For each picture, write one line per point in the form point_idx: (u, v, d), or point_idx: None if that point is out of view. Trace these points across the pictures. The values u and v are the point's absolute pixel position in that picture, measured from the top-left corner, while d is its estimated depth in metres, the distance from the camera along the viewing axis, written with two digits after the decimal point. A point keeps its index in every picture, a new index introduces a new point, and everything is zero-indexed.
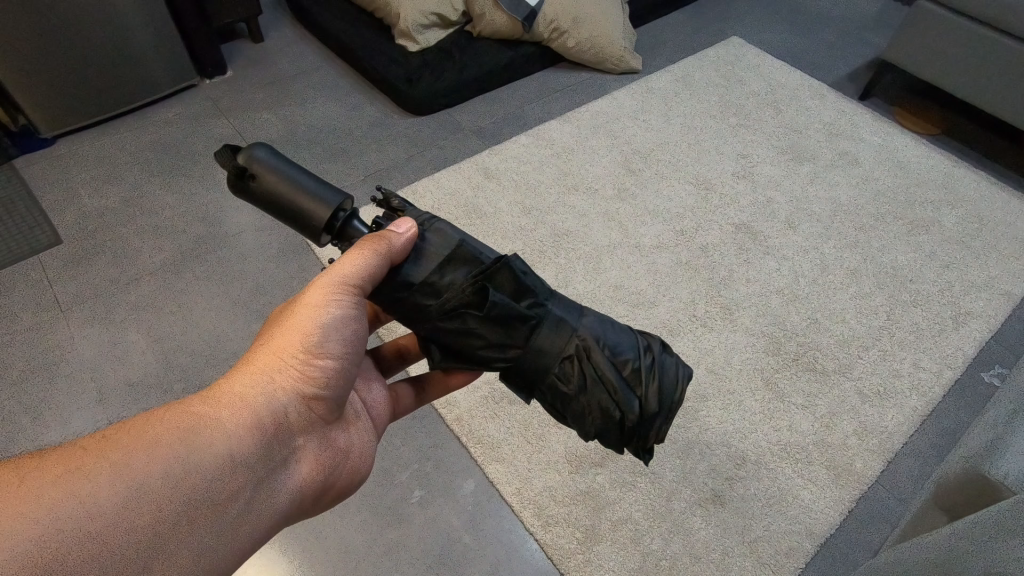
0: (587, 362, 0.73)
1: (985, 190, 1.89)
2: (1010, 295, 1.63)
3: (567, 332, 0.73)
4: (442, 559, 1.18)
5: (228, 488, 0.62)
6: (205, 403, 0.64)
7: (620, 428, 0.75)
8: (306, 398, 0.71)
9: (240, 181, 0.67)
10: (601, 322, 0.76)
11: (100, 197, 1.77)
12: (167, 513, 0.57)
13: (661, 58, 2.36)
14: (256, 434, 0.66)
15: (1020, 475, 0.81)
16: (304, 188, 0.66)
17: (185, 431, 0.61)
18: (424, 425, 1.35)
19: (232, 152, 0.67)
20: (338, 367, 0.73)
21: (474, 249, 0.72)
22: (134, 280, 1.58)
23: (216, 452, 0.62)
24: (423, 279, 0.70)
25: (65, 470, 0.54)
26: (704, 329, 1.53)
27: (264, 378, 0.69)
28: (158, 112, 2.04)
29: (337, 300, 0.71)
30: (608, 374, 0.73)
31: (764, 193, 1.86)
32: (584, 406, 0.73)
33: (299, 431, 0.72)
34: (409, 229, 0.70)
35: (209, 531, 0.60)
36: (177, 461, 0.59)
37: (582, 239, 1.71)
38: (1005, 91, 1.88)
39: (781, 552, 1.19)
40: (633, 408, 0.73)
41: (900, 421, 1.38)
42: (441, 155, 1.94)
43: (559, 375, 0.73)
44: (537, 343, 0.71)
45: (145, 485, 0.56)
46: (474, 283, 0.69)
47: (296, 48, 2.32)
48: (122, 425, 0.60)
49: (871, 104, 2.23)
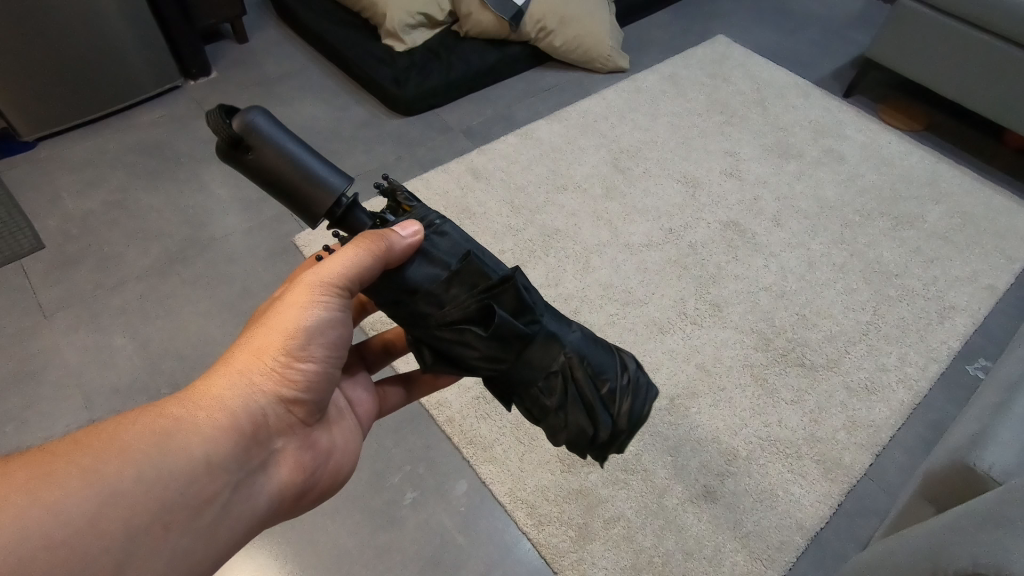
0: (572, 380, 0.72)
1: (968, 186, 1.92)
2: (993, 289, 1.65)
3: (558, 348, 0.73)
4: (434, 561, 1.18)
5: (205, 491, 0.62)
6: (182, 405, 0.63)
7: (591, 446, 0.75)
8: (284, 400, 0.71)
9: (233, 150, 0.62)
10: (588, 341, 0.76)
11: (84, 200, 1.74)
12: (140, 518, 0.56)
13: (648, 57, 2.37)
14: (233, 436, 0.65)
15: (1006, 466, 0.82)
16: (307, 169, 0.63)
17: (160, 435, 0.60)
18: (416, 427, 1.35)
19: (224, 112, 0.61)
20: (320, 369, 0.73)
21: (481, 263, 0.71)
22: (119, 285, 1.56)
23: (193, 456, 0.61)
24: (426, 286, 0.69)
25: (33, 476, 0.53)
26: (694, 326, 1.54)
27: (242, 379, 0.68)
28: (142, 114, 2.01)
29: (323, 302, 0.71)
30: (590, 395, 0.72)
31: (751, 191, 1.88)
32: (562, 422, 0.73)
33: (278, 433, 0.72)
34: (414, 234, 0.68)
35: (185, 534, 0.60)
36: (151, 465, 0.58)
37: (572, 238, 1.71)
38: (986, 87, 1.91)
39: (772, 546, 1.20)
40: (607, 429, 0.73)
41: (887, 415, 1.40)
42: (430, 155, 1.94)
43: (543, 389, 0.72)
44: (527, 356, 0.71)
45: (117, 490, 0.56)
46: (479, 300, 0.69)
47: (282, 48, 2.30)
48: (92, 429, 0.59)
49: (856, 101, 2.25)
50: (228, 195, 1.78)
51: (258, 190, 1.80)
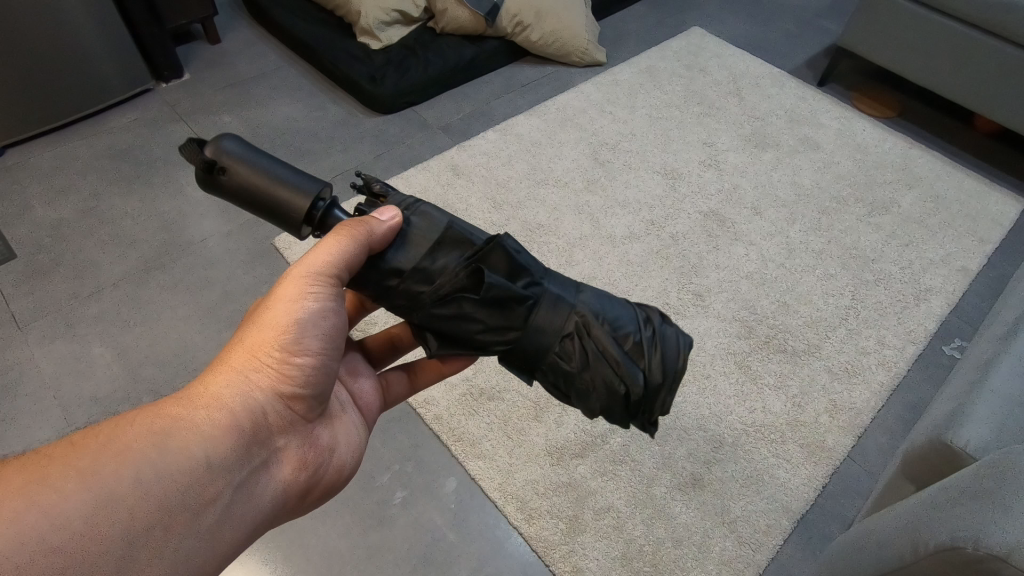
0: (588, 338, 0.71)
1: (940, 171, 1.96)
2: (967, 271, 1.69)
3: (566, 309, 0.72)
4: (427, 559, 1.18)
5: (207, 491, 0.61)
6: (178, 406, 0.63)
7: (626, 404, 0.72)
8: (284, 396, 0.70)
9: (209, 175, 0.65)
10: (600, 298, 0.75)
11: (56, 209, 1.70)
12: (140, 519, 0.56)
13: (625, 50, 2.38)
14: (231, 434, 0.64)
15: (982, 442, 0.84)
16: (280, 178, 0.64)
17: (157, 435, 0.59)
18: (404, 426, 1.34)
19: (197, 144, 0.64)
20: (317, 362, 0.72)
21: (463, 232, 0.72)
22: (94, 293, 1.53)
23: (191, 454, 0.60)
24: (413, 265, 0.70)
25: (27, 481, 0.52)
26: (677, 316, 1.55)
27: (240, 377, 0.67)
28: (113, 118, 1.97)
29: (315, 293, 0.70)
30: (610, 349, 0.71)
31: (730, 180, 1.90)
32: (588, 383, 0.71)
33: (279, 430, 0.71)
34: (392, 217, 0.69)
35: (189, 535, 0.59)
36: (150, 465, 0.57)
37: (554, 232, 1.72)
38: (954, 73, 1.95)
39: (759, 530, 1.22)
40: (638, 381, 0.71)
41: (868, 397, 1.42)
42: (409, 153, 1.93)
43: (560, 353, 0.71)
44: (535, 321, 0.70)
45: (116, 492, 0.55)
46: (469, 268, 0.69)
47: (255, 48, 2.27)
48: (89, 431, 0.58)
49: (830, 90, 2.28)
50: (204, 199, 1.76)
51: None
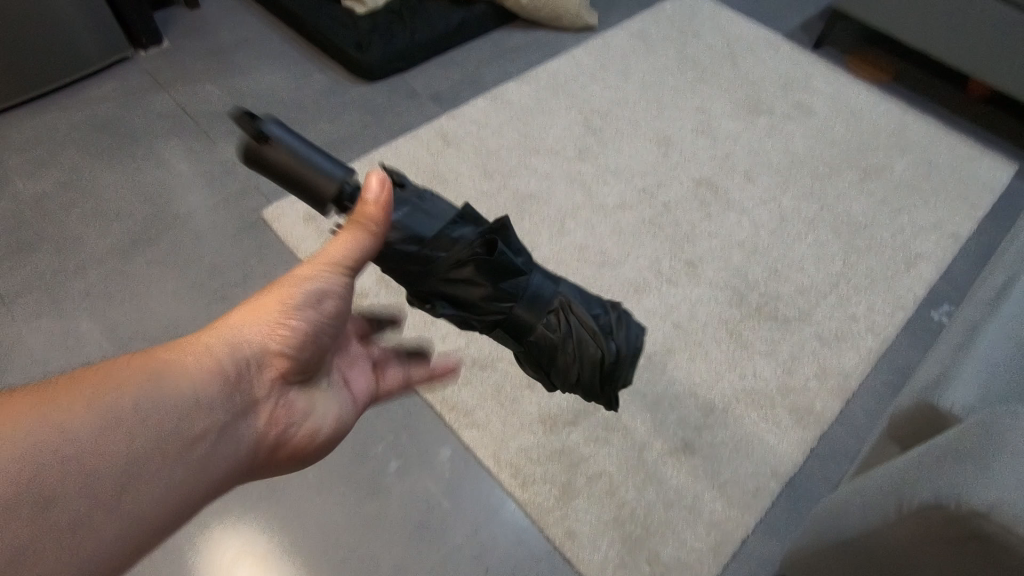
0: (571, 313, 0.79)
1: (933, 136, 1.95)
2: (957, 236, 1.69)
3: (551, 290, 0.79)
4: (422, 526, 1.19)
5: (189, 437, 0.60)
6: (174, 351, 0.63)
7: (598, 372, 0.81)
8: (278, 360, 0.69)
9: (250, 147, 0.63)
10: (574, 288, 0.84)
11: (36, 182, 1.66)
12: (115, 455, 0.55)
13: (617, 13, 2.32)
14: (219, 383, 0.64)
15: (966, 404, 0.86)
16: (314, 166, 0.63)
17: (150, 374, 0.59)
18: (397, 397, 1.35)
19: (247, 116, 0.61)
20: (316, 331, 0.71)
21: (474, 214, 0.75)
22: (80, 268, 1.51)
23: (179, 398, 0.60)
24: (436, 234, 0.70)
25: (22, 403, 0.53)
26: (669, 285, 1.55)
27: (236, 332, 0.67)
28: (91, 88, 1.91)
29: (326, 276, 0.70)
30: (590, 323, 0.80)
31: (723, 147, 1.88)
32: (570, 353, 0.79)
33: (268, 392, 0.70)
34: (381, 190, 0.64)
35: (165, 478, 0.58)
36: (137, 402, 0.57)
37: (546, 201, 1.70)
38: (950, 36, 1.92)
39: (748, 493, 1.25)
40: (610, 351, 0.81)
41: (857, 362, 1.44)
42: (398, 122, 1.89)
43: (547, 324, 0.78)
44: (529, 294, 0.77)
45: (102, 425, 0.55)
46: (484, 245, 0.72)
47: (236, 13, 2.19)
48: (87, 367, 0.59)
49: (825, 54, 2.24)
50: (189, 171, 1.72)
51: (220, 165, 1.74)
